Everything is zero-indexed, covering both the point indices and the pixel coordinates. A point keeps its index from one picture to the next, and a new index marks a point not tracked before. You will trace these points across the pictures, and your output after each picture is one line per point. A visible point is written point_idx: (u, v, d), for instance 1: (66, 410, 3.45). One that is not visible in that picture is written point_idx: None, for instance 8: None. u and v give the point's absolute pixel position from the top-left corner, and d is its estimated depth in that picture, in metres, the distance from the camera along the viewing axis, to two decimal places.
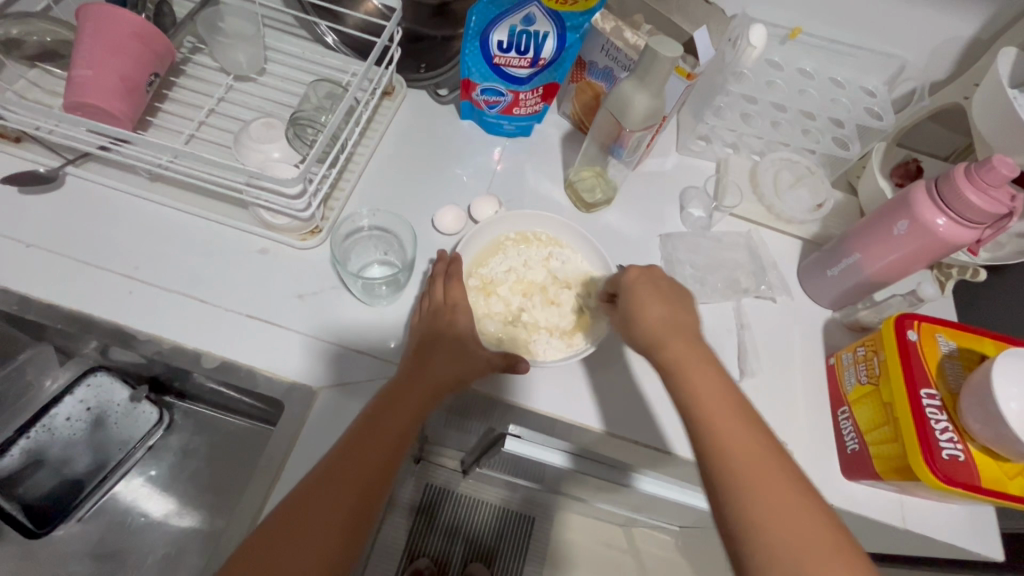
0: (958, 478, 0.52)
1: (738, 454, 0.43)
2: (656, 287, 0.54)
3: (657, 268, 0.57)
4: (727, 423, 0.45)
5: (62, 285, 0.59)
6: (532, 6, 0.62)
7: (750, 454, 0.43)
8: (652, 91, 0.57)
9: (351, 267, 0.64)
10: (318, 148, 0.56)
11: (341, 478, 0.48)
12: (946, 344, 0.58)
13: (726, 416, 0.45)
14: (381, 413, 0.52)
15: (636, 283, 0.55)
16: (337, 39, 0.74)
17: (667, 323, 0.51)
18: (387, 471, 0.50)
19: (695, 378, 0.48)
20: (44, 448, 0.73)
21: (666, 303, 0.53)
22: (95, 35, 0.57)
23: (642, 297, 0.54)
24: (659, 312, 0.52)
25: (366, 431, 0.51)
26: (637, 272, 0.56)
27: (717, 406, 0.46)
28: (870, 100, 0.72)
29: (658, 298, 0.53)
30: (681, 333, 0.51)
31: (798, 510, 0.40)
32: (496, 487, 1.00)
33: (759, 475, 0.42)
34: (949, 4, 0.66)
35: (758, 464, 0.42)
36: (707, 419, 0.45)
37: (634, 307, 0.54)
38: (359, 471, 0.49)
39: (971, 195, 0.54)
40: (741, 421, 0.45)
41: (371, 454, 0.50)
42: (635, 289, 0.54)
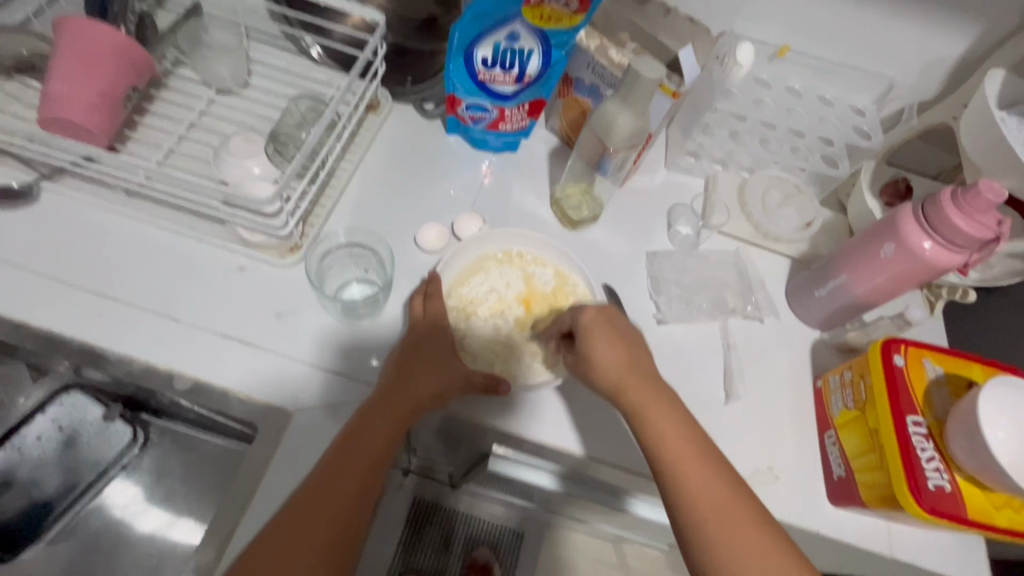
0: (944, 510, 0.51)
1: (700, 500, 0.45)
2: (610, 330, 0.54)
3: (609, 306, 0.57)
4: (690, 467, 0.47)
5: (32, 304, 0.58)
6: (516, 23, 0.62)
7: (714, 496, 0.45)
8: (636, 110, 0.57)
9: (328, 288, 0.63)
10: (296, 165, 0.55)
11: (315, 512, 0.47)
12: (933, 370, 0.57)
13: (690, 458, 0.47)
14: (355, 438, 0.50)
15: (591, 325, 0.54)
16: (323, 53, 0.73)
17: (623, 366, 0.52)
18: (363, 499, 0.49)
19: (660, 423, 0.49)
20: (13, 469, 0.71)
21: (622, 346, 0.54)
22: (72, 49, 0.57)
23: (596, 342, 0.54)
24: (617, 358, 0.53)
25: (340, 459, 0.49)
26: (593, 312, 0.55)
27: (679, 448, 0.48)
28: (859, 119, 0.71)
29: (611, 340, 0.54)
30: (641, 376, 0.52)
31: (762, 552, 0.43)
32: (491, 504, 0.95)
33: (722, 519, 0.44)
34: (937, 25, 0.66)
35: (725, 506, 0.45)
36: (673, 463, 0.47)
37: (589, 352, 0.54)
38: (333, 501, 0.48)
39: (957, 219, 0.53)
40: (704, 463, 0.47)
41: (345, 483, 0.48)
42: (590, 335, 0.54)
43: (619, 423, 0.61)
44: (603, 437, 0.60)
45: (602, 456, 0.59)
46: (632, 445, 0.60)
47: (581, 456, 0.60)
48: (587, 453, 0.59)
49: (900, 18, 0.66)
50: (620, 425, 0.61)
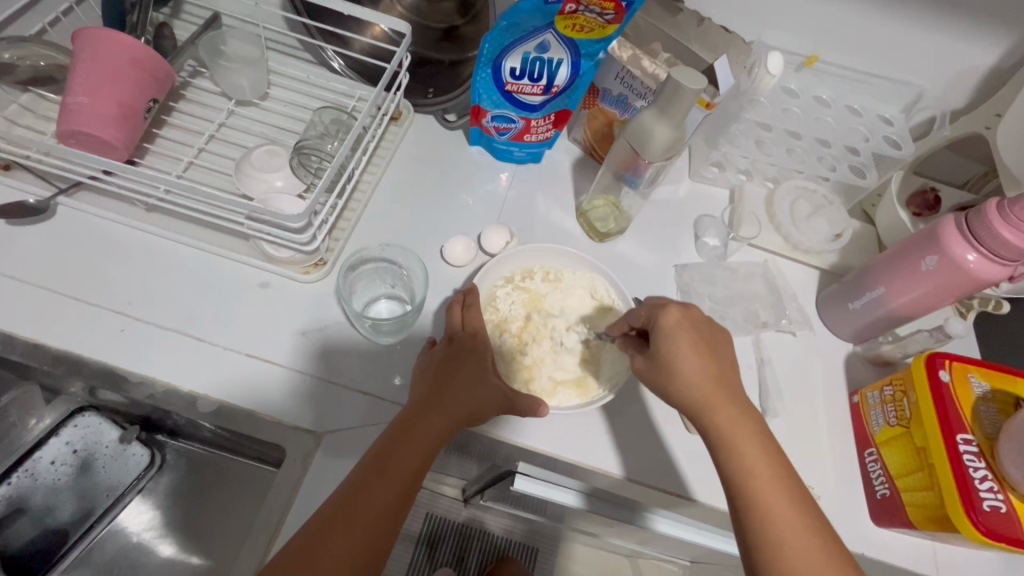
0: (1001, 532, 0.49)
1: (774, 520, 0.44)
2: (697, 336, 0.50)
3: (693, 306, 0.53)
4: (770, 490, 0.45)
5: (49, 323, 0.55)
6: (547, 33, 0.60)
7: (796, 522, 0.44)
8: (674, 120, 0.56)
9: (357, 303, 0.61)
10: (326, 180, 0.53)
11: (345, 529, 0.44)
12: (980, 385, 0.56)
13: (770, 481, 0.45)
14: (389, 456, 0.48)
15: (676, 327, 0.50)
16: (344, 64, 0.71)
17: (710, 380, 0.49)
18: (392, 521, 0.46)
19: (744, 441, 0.47)
20: (26, 496, 0.69)
21: (707, 355, 0.50)
22: (93, 60, 0.55)
23: (681, 347, 0.50)
24: (703, 369, 0.49)
25: (372, 475, 0.47)
26: (678, 313, 0.51)
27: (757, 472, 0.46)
28: (888, 128, 0.70)
29: (699, 349, 0.50)
30: (727, 391, 0.49)
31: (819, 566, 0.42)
32: (502, 521, 0.89)
33: (795, 537, 0.43)
34: (970, 33, 0.65)
35: (798, 529, 0.44)
36: (756, 488, 0.45)
37: (673, 356, 0.50)
38: (364, 517, 0.45)
39: (1004, 231, 0.52)
40: (784, 490, 0.45)
41: (376, 502, 0.46)
42: (676, 337, 0.50)
43: (654, 443, 0.59)
44: (638, 454, 0.58)
45: (641, 478, 0.58)
46: (669, 464, 0.58)
47: (618, 477, 0.58)
48: (625, 474, 0.58)
49: (931, 27, 0.65)
50: (656, 442, 0.59)
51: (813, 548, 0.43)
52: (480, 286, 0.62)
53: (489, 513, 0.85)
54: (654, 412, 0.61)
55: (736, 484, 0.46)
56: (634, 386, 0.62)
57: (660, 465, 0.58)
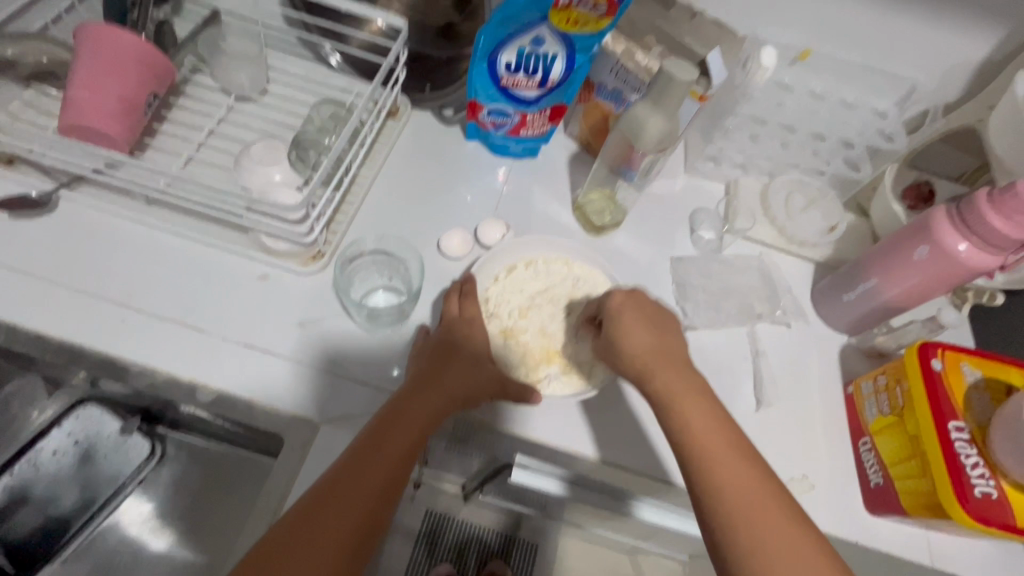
0: (992, 517, 0.50)
1: (724, 486, 0.44)
2: (641, 312, 0.54)
3: (641, 290, 0.57)
4: (717, 453, 0.46)
5: (50, 314, 0.56)
6: (542, 27, 0.61)
7: (744, 483, 0.44)
8: (666, 113, 0.57)
9: (354, 293, 0.62)
10: (322, 171, 0.55)
11: (340, 501, 0.44)
12: (972, 373, 0.56)
13: (719, 448, 0.46)
14: (386, 433, 0.48)
15: (620, 308, 0.55)
16: (342, 59, 0.73)
17: (651, 350, 0.52)
18: (388, 496, 0.46)
19: (685, 406, 0.48)
20: (28, 486, 0.70)
21: (651, 330, 0.54)
22: (94, 56, 0.56)
23: (626, 323, 0.54)
24: (645, 340, 0.53)
25: (367, 451, 0.47)
26: (622, 296, 0.55)
27: (705, 436, 0.47)
28: (881, 122, 0.70)
29: (645, 325, 0.54)
30: (669, 359, 0.52)
31: (795, 546, 0.42)
32: (501, 517, 0.88)
33: (748, 502, 0.43)
34: (961, 25, 0.65)
35: (751, 495, 0.44)
36: (702, 452, 0.46)
37: (618, 333, 0.54)
38: (359, 493, 0.45)
39: (993, 219, 0.53)
40: (737, 457, 0.46)
41: (372, 477, 0.45)
42: (619, 316, 0.54)
43: (650, 432, 0.60)
44: (633, 445, 0.59)
45: (635, 468, 0.58)
46: (665, 455, 0.59)
47: (614, 467, 0.58)
48: (622, 464, 0.58)
49: (923, 21, 0.66)
50: (651, 434, 0.59)
51: (778, 522, 0.42)
52: (477, 276, 0.63)
53: (488, 508, 0.85)
54: (648, 402, 0.61)
55: (684, 449, 0.47)
56: (631, 380, 0.62)
57: (655, 454, 0.59)
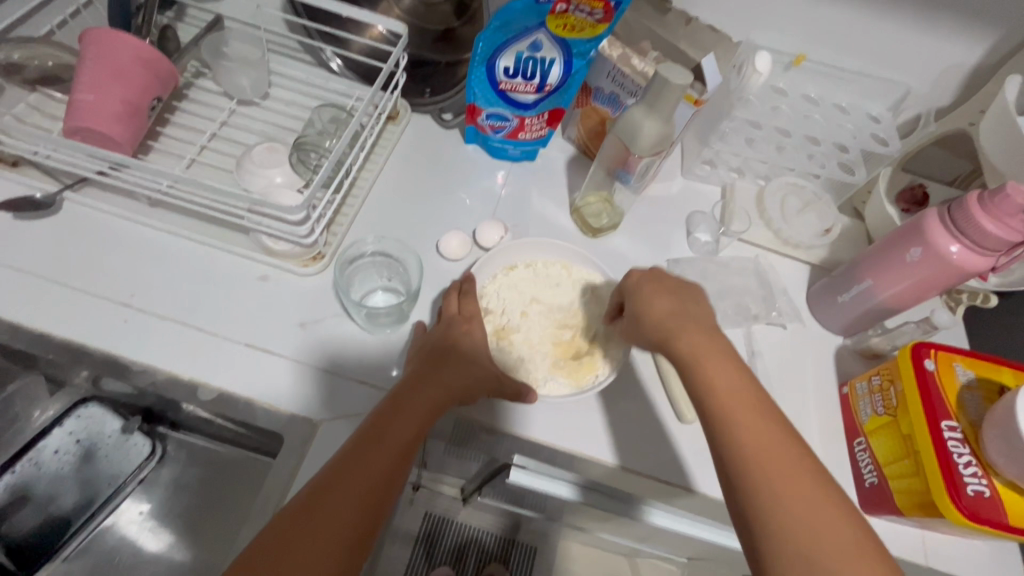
0: (984, 515, 0.50)
1: (749, 443, 0.44)
2: (662, 285, 0.55)
3: (661, 268, 0.57)
4: (743, 413, 0.45)
5: (54, 314, 0.57)
6: (539, 32, 0.62)
7: (773, 444, 0.43)
8: (662, 116, 0.58)
9: (354, 294, 0.63)
10: (323, 174, 0.55)
11: (340, 492, 0.44)
12: (965, 374, 0.57)
13: (742, 406, 0.46)
14: (383, 428, 0.48)
15: (641, 284, 0.55)
16: (343, 64, 0.74)
17: (672, 316, 0.52)
18: (388, 488, 0.46)
19: (711, 364, 0.48)
20: (30, 484, 0.71)
21: (673, 299, 0.54)
22: (99, 60, 0.57)
23: (648, 294, 0.54)
24: (667, 310, 0.53)
25: (367, 443, 0.47)
26: (640, 275, 0.56)
27: (729, 393, 0.46)
28: (876, 126, 0.71)
29: (665, 295, 0.54)
30: (692, 322, 0.52)
31: (818, 507, 0.41)
32: (499, 521, 0.89)
33: (771, 459, 0.43)
34: (952, 31, 0.66)
35: (774, 454, 0.43)
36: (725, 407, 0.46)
37: (639, 306, 0.54)
38: (359, 488, 0.45)
39: (985, 221, 0.54)
40: (763, 419, 0.45)
41: (373, 468, 0.46)
42: (640, 292, 0.55)
43: (646, 432, 0.60)
44: (629, 444, 0.59)
45: (632, 467, 0.59)
46: (662, 455, 0.59)
47: (609, 465, 0.58)
48: (619, 463, 0.58)
49: (914, 27, 0.67)
50: (647, 434, 0.60)
51: (802, 483, 0.42)
52: (477, 275, 0.64)
53: (486, 512, 0.86)
54: (644, 403, 0.62)
55: (710, 404, 0.46)
56: (628, 381, 0.63)
57: (651, 453, 0.59)
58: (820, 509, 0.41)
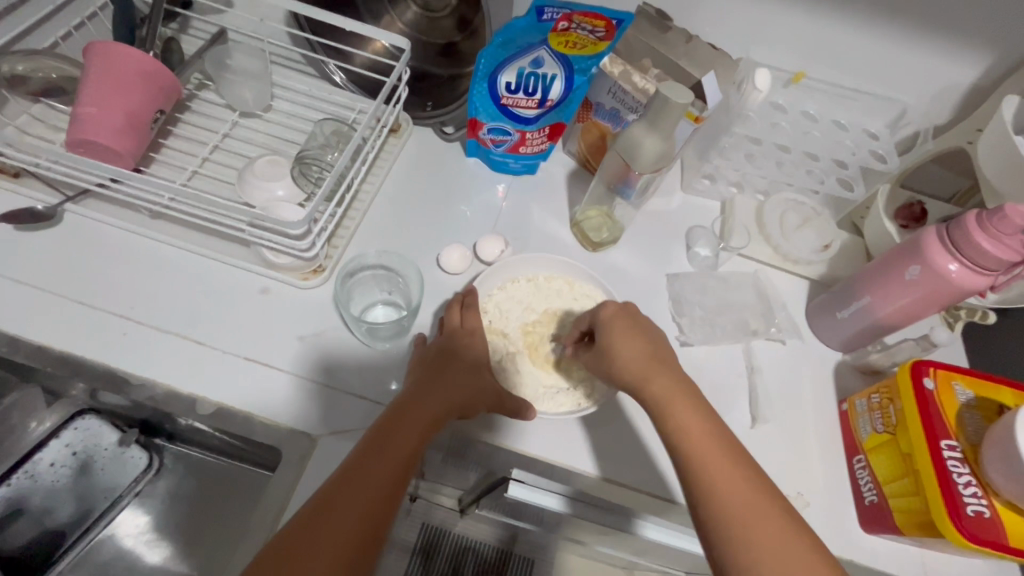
0: (985, 537, 0.50)
1: (719, 494, 0.43)
2: (631, 326, 0.55)
3: (633, 304, 0.58)
4: (713, 460, 0.45)
5: (53, 327, 0.57)
6: (541, 49, 0.63)
7: (746, 496, 0.43)
8: (662, 133, 0.58)
9: (353, 308, 0.63)
10: (325, 187, 0.55)
11: (341, 509, 0.44)
12: (964, 393, 0.57)
13: (714, 454, 0.45)
14: (383, 442, 0.48)
15: (612, 319, 0.56)
16: (345, 78, 0.74)
17: (641, 358, 0.52)
18: (390, 503, 0.46)
19: (679, 409, 0.48)
20: (25, 497, 0.70)
21: (641, 337, 0.54)
22: (102, 73, 0.57)
23: (615, 333, 0.55)
24: (634, 349, 0.53)
25: (368, 457, 0.47)
26: (613, 309, 0.56)
27: (704, 443, 0.46)
28: (874, 143, 0.71)
29: (632, 334, 0.54)
30: (662, 368, 0.52)
31: (787, 562, 0.40)
32: (498, 534, 0.87)
33: (746, 513, 0.42)
34: (950, 51, 0.67)
35: (742, 503, 0.43)
36: (692, 455, 0.45)
37: (609, 341, 0.54)
38: (361, 503, 0.44)
39: (983, 241, 0.54)
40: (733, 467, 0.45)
41: (374, 482, 0.46)
42: (610, 326, 0.55)
43: (646, 448, 0.60)
44: (629, 462, 0.59)
45: (631, 483, 0.59)
46: (661, 471, 0.59)
47: (607, 482, 0.58)
48: (616, 479, 0.59)
49: (912, 47, 0.68)
50: (647, 450, 0.60)
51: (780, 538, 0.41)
52: (479, 287, 0.64)
53: (484, 525, 0.84)
54: (643, 419, 0.62)
55: (678, 455, 0.46)
56: (626, 398, 0.63)
57: (652, 469, 0.59)
58: (792, 555, 0.40)
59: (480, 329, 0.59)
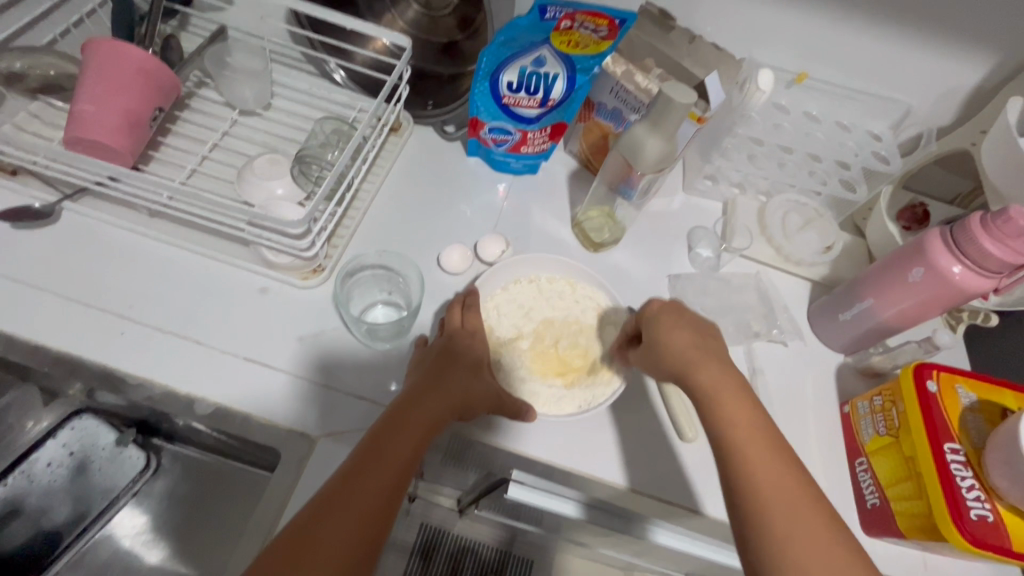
0: (988, 540, 0.50)
1: (764, 494, 0.43)
2: (681, 319, 0.55)
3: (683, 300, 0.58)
4: (759, 456, 0.44)
5: (50, 326, 0.56)
6: (543, 48, 0.63)
7: (789, 496, 0.42)
8: (665, 134, 0.58)
9: (354, 308, 0.62)
10: (326, 187, 0.55)
11: (340, 511, 0.43)
12: (967, 396, 0.56)
13: (759, 449, 0.45)
14: (383, 442, 0.48)
15: (660, 315, 0.56)
16: (345, 76, 0.74)
17: (696, 350, 0.52)
18: (389, 504, 0.45)
19: (728, 404, 0.48)
20: (22, 497, 0.70)
21: (692, 333, 0.54)
22: (100, 71, 0.56)
23: (665, 327, 0.54)
24: (687, 342, 0.53)
25: (368, 458, 0.46)
26: (660, 304, 0.57)
27: (754, 439, 0.46)
28: (877, 145, 0.70)
29: (684, 329, 0.54)
30: (712, 360, 0.51)
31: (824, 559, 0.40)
32: (497, 535, 0.86)
33: (785, 515, 0.42)
34: (954, 52, 0.67)
35: (786, 501, 0.42)
36: (735, 446, 0.45)
37: (660, 336, 0.54)
38: (361, 504, 0.44)
39: (987, 244, 0.53)
40: (780, 465, 0.44)
41: (373, 484, 0.45)
42: (658, 321, 0.55)
43: (648, 449, 0.60)
44: (631, 464, 0.59)
45: (632, 485, 0.58)
46: (662, 473, 0.59)
47: (608, 483, 0.58)
48: (618, 482, 0.58)
49: (916, 48, 0.67)
50: (648, 452, 0.60)
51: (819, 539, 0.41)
52: (481, 288, 0.64)
53: (483, 526, 0.84)
54: (645, 421, 0.62)
55: (719, 443, 0.46)
56: (628, 399, 0.62)
57: (654, 471, 0.59)
58: (826, 555, 0.40)
59: (481, 329, 0.59)
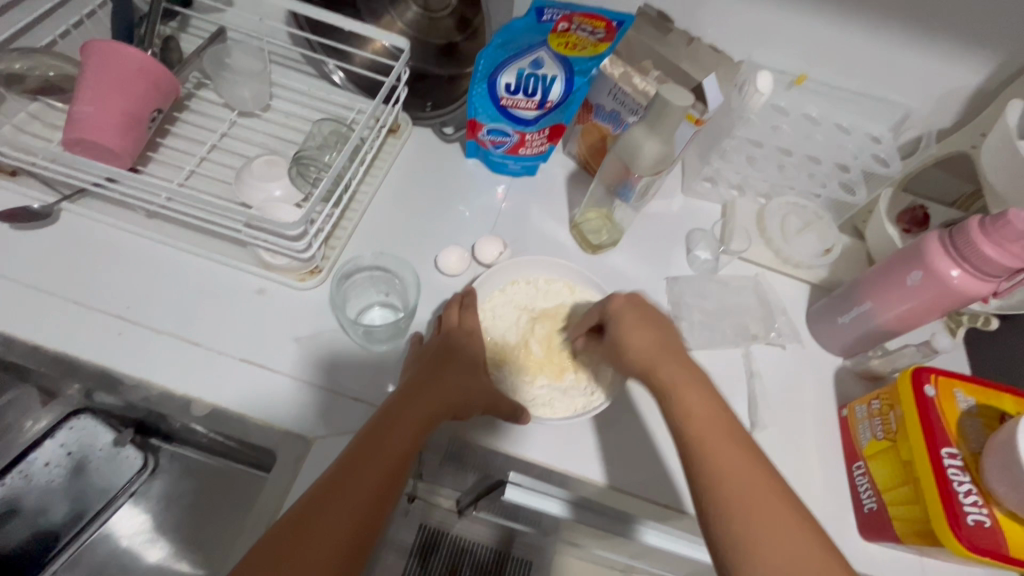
0: (984, 546, 0.50)
1: (723, 474, 0.42)
2: (644, 317, 0.55)
3: (642, 295, 0.57)
4: (719, 446, 0.44)
5: (48, 327, 0.56)
6: (541, 50, 0.63)
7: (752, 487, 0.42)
8: (662, 136, 0.58)
9: (350, 311, 0.62)
10: (322, 189, 0.55)
11: (332, 508, 0.43)
12: (965, 400, 0.56)
13: (718, 438, 0.44)
14: (377, 440, 0.47)
15: (622, 311, 0.56)
16: (344, 77, 0.74)
17: (652, 348, 0.52)
18: (382, 503, 0.45)
19: (684, 392, 0.48)
20: (19, 497, 0.70)
21: (651, 330, 0.54)
22: (101, 73, 0.57)
23: (627, 325, 0.54)
24: (644, 339, 0.53)
25: (361, 456, 0.46)
26: (622, 301, 0.56)
27: (708, 425, 0.45)
28: (876, 146, 0.69)
29: (642, 325, 0.54)
30: (672, 354, 0.51)
31: (783, 538, 0.39)
32: (495, 536, 0.85)
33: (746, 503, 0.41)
34: (954, 54, 0.66)
35: (748, 491, 0.41)
36: (696, 438, 0.45)
37: (620, 334, 0.54)
38: (352, 502, 0.44)
39: (987, 247, 0.53)
40: (742, 453, 0.44)
41: (366, 482, 0.45)
42: (620, 319, 0.55)
43: (645, 452, 0.60)
44: (627, 467, 0.59)
45: (630, 488, 0.58)
46: (659, 476, 0.59)
47: (603, 486, 0.58)
48: (615, 485, 0.58)
49: (915, 50, 0.67)
50: (644, 455, 0.60)
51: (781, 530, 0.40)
52: (478, 288, 0.64)
53: (482, 527, 0.83)
54: (642, 424, 0.61)
55: (682, 435, 0.46)
56: (626, 401, 0.62)
57: (650, 474, 0.59)
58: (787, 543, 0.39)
59: (478, 329, 0.59)
